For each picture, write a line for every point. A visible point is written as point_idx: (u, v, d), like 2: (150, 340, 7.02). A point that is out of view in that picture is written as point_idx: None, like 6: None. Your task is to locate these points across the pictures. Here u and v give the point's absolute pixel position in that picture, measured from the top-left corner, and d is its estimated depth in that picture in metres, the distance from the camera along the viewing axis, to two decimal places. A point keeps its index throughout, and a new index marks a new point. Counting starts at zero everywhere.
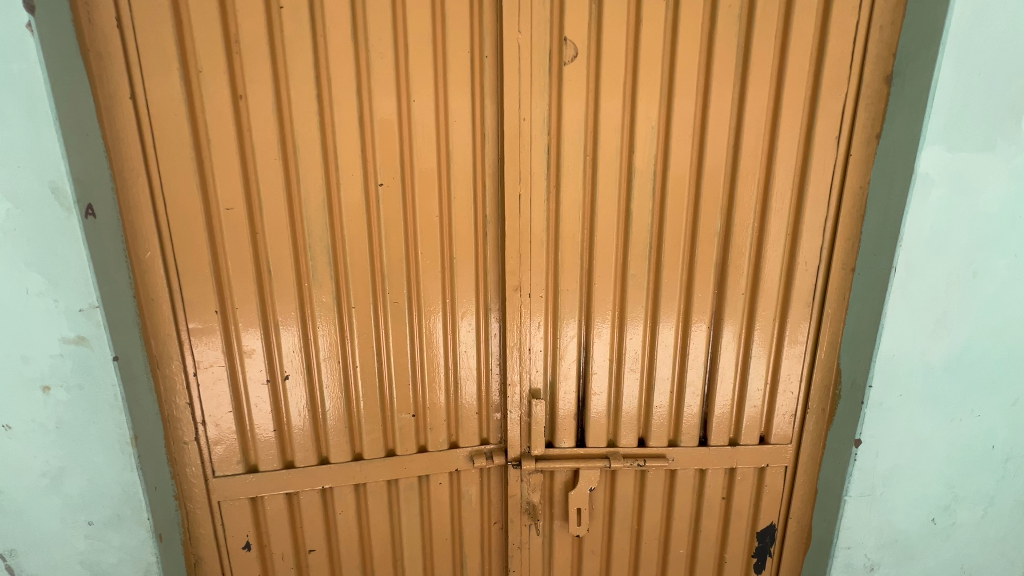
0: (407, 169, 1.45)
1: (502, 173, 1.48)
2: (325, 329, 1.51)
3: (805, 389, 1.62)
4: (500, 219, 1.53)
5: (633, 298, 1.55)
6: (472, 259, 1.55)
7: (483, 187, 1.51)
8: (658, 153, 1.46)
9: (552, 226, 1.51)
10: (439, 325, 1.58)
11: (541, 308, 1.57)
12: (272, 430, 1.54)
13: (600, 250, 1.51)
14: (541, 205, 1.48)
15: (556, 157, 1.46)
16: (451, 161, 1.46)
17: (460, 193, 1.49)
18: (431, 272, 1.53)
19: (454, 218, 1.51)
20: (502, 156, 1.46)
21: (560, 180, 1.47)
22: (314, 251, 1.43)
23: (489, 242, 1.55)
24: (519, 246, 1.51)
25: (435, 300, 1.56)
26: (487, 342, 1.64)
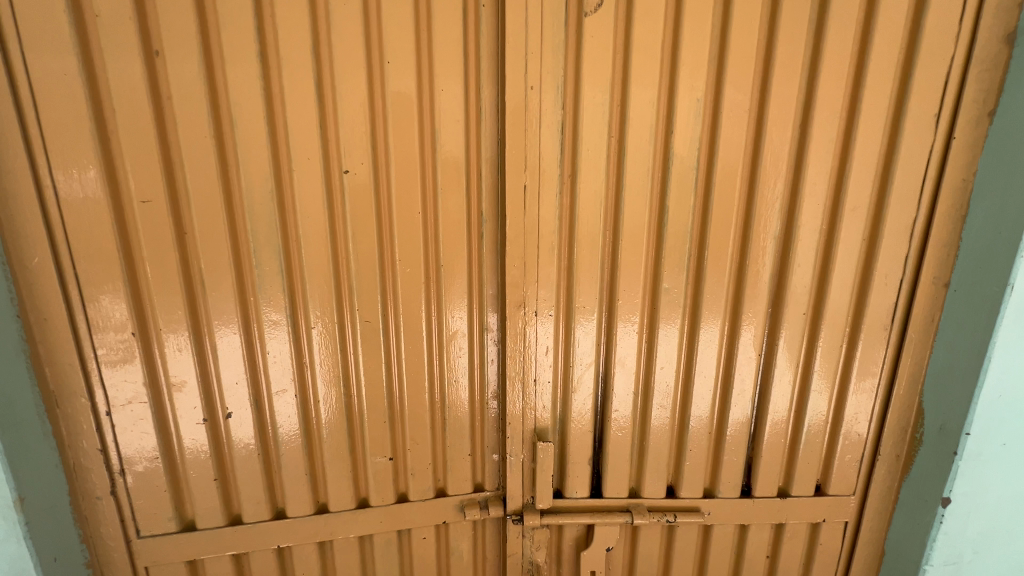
0: (382, 152, 1.13)
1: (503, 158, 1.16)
2: (277, 355, 1.19)
3: (875, 430, 1.31)
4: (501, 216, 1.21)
5: (666, 317, 1.24)
6: (465, 266, 1.23)
7: (479, 175, 1.19)
8: (704, 134, 1.14)
9: (566, 226, 1.19)
10: (423, 348, 1.27)
11: (551, 328, 1.25)
12: (212, 479, 1.23)
13: (628, 256, 1.20)
14: (553, 198, 1.16)
15: (573, 136, 1.14)
16: (438, 142, 1.15)
17: (449, 182, 1.17)
18: (413, 282, 1.22)
19: (442, 215, 1.19)
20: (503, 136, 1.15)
21: (577, 167, 1.15)
22: (261, 255, 1.12)
23: (484, 244, 1.23)
24: (524, 250, 1.19)
25: (418, 317, 1.25)
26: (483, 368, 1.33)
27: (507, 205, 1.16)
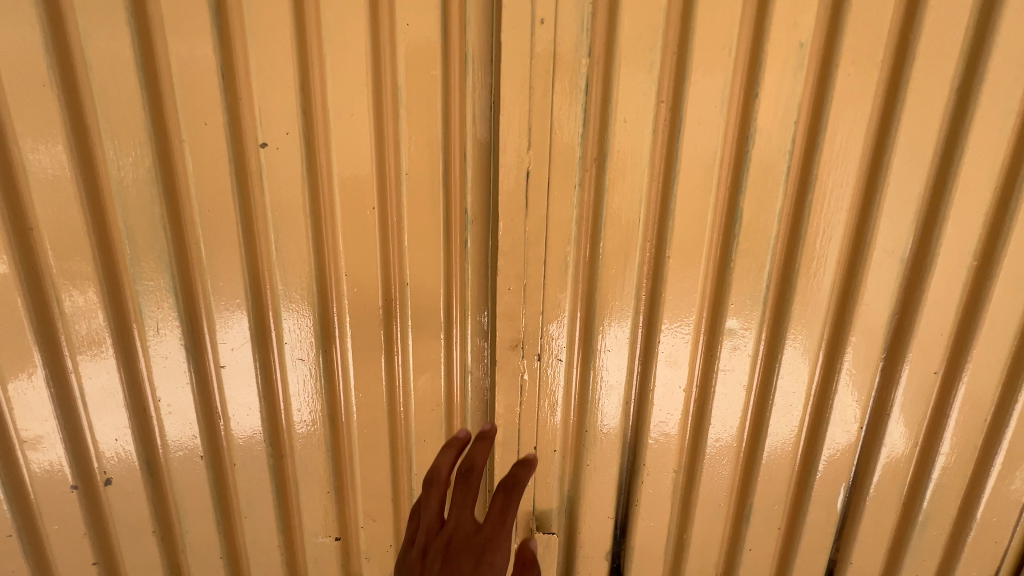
0: (319, 118, 0.77)
1: (498, 132, 0.79)
2: (173, 403, 0.85)
3: (1019, 536, 0.93)
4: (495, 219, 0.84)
5: (727, 368, 0.85)
6: (442, 285, 0.86)
7: (462, 156, 0.81)
8: (807, 102, 0.74)
9: (588, 234, 0.81)
10: (382, 398, 0.90)
11: (560, 377, 0.88)
12: (91, 563, 0.91)
13: (676, 277, 0.81)
14: (569, 192, 0.79)
15: (602, 100, 0.76)
16: (401, 105, 0.78)
17: (417, 165, 0.80)
18: (366, 306, 0.85)
19: (406, 214, 0.82)
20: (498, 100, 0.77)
21: (606, 147, 0.77)
22: (140, 265, 0.78)
23: (468, 258, 0.85)
24: (524, 267, 0.82)
25: (374, 355, 0.88)
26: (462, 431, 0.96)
27: (500, 200, 0.80)
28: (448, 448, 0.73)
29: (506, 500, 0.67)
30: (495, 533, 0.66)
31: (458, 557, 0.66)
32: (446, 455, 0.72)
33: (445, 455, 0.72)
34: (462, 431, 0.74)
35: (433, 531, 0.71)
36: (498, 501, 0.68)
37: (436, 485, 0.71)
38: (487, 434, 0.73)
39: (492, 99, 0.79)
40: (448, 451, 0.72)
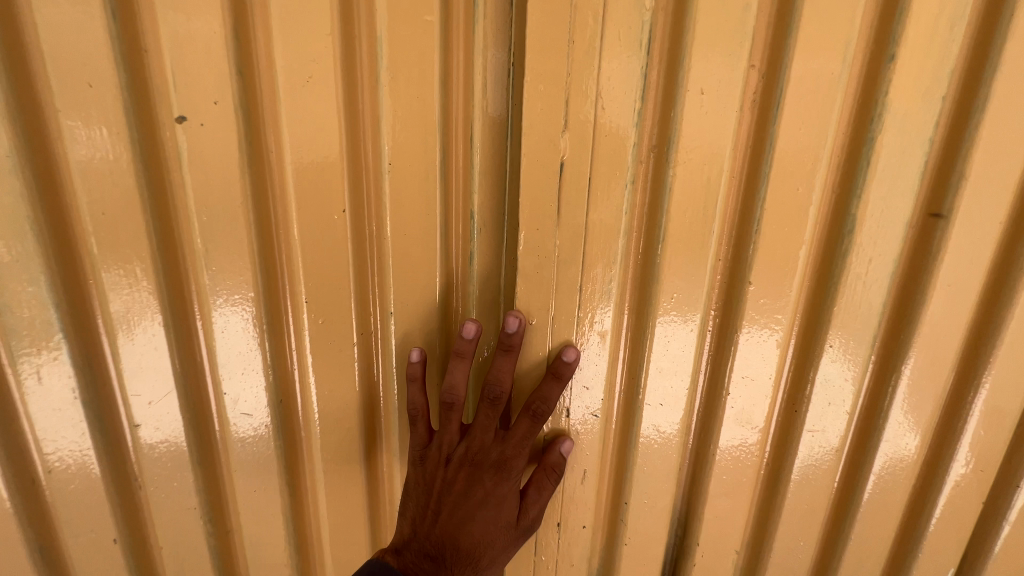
0: (266, 84, 0.55)
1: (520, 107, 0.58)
2: (70, 472, 0.62)
3: None
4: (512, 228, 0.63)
5: (817, 429, 0.64)
6: (436, 310, 0.65)
7: (467, 140, 0.61)
8: (958, 75, 0.52)
9: (638, 248, 0.60)
10: (357, 462, 0.69)
11: (593, 437, 0.67)
12: None
13: (757, 311, 0.60)
14: (617, 193, 0.57)
15: (668, 65, 0.55)
16: (386, 68, 0.56)
17: (403, 154, 0.59)
18: (335, 343, 0.63)
19: (391, 218, 0.61)
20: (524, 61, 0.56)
21: (672, 129, 0.56)
22: (8, 288, 0.55)
23: (476, 277, 0.65)
24: (552, 293, 0.61)
25: (345, 407, 0.66)
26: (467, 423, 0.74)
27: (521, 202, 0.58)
28: (458, 356, 0.63)
29: (532, 429, 0.65)
30: (512, 455, 0.67)
31: (481, 466, 0.68)
32: (463, 362, 0.63)
33: (461, 362, 0.63)
34: (473, 325, 0.62)
35: (456, 439, 0.68)
36: (523, 428, 0.65)
37: (458, 406, 0.66)
38: (513, 348, 0.61)
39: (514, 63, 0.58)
40: (463, 359, 0.63)
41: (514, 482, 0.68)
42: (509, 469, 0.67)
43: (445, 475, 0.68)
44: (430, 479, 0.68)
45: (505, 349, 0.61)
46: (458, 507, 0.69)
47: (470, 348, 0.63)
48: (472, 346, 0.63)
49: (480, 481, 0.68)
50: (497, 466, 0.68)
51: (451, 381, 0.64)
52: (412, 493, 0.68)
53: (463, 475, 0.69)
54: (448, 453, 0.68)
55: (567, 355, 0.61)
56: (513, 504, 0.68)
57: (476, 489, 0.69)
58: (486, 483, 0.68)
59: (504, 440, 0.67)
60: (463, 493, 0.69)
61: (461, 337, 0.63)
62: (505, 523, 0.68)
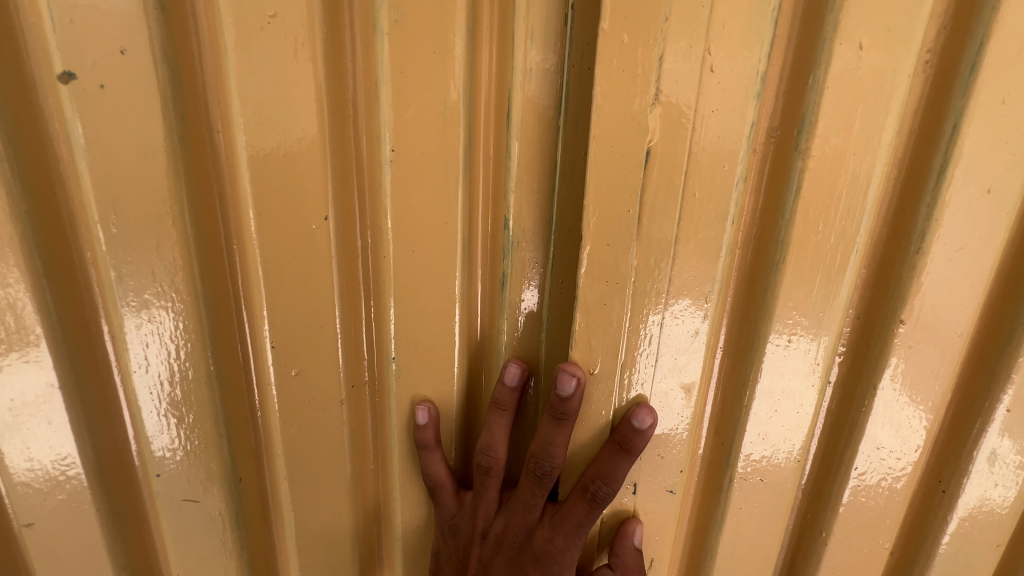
0: (205, 29, 0.36)
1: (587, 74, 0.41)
2: None
3: None
4: (564, 243, 0.45)
5: (971, 520, 0.47)
6: (457, 360, 0.47)
7: (503, 120, 0.44)
8: None
9: (740, 270, 0.44)
10: (348, 559, 0.51)
11: (670, 523, 0.50)
12: None
13: (902, 362, 0.43)
14: (725, 196, 0.41)
15: (806, 12, 0.38)
16: (390, 13, 0.39)
17: (410, 139, 0.41)
18: (316, 402, 0.45)
19: (393, 230, 0.43)
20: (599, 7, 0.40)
21: (807, 103, 0.39)
22: None
23: (513, 307, 0.47)
24: (623, 334, 0.44)
25: (330, 488, 0.48)
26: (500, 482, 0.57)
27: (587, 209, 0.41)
28: (496, 408, 0.47)
29: (589, 515, 0.47)
30: (561, 546, 0.49)
31: (523, 553, 0.51)
32: (503, 418, 0.47)
33: (501, 417, 0.47)
34: (517, 369, 0.46)
35: (493, 510, 0.52)
36: (576, 513, 0.47)
37: (497, 474, 0.49)
38: (567, 415, 0.44)
39: (573, 7, 0.40)
40: (503, 414, 0.47)
41: None
42: (557, 563, 0.49)
43: (482, 552, 0.53)
44: (462, 557, 0.53)
45: (556, 415, 0.44)
46: None
47: (514, 399, 0.47)
48: (516, 397, 0.47)
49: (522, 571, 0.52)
50: (541, 558, 0.50)
51: (487, 441, 0.48)
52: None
53: (502, 557, 0.53)
54: (484, 527, 0.52)
55: (640, 420, 0.44)
56: None
57: None
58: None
59: (552, 524, 0.49)
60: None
61: (500, 385, 0.47)
62: None
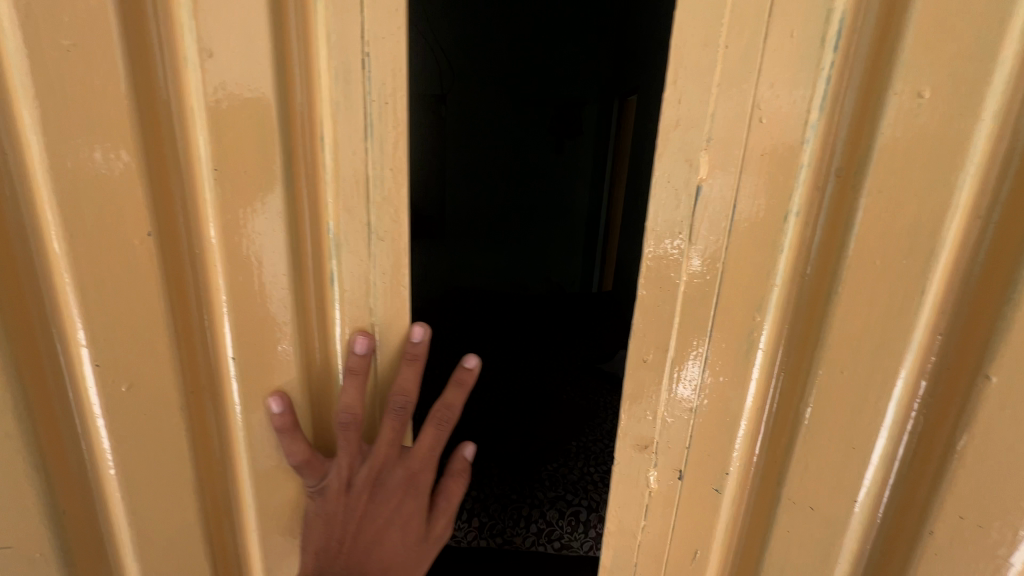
0: (159, 34, 0.70)
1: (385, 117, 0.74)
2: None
3: None
4: (382, 240, 0.79)
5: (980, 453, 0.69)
6: (287, 305, 0.81)
7: (316, 138, 0.76)
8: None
9: (802, 286, 0.75)
10: (187, 467, 0.87)
11: (447, 409, 0.91)
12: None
13: (927, 340, 0.70)
14: (782, 219, 0.73)
15: (862, 84, 0.66)
16: (195, 61, 0.71)
17: (231, 152, 0.74)
18: (141, 339, 0.80)
19: (230, 199, 0.76)
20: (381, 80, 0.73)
21: (867, 157, 0.67)
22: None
23: (336, 265, 0.82)
24: (687, 295, 0.81)
25: (177, 425, 0.85)
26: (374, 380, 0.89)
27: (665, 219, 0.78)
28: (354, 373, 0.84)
29: (434, 437, 0.91)
30: (417, 467, 0.92)
31: (387, 484, 0.92)
32: (356, 379, 0.84)
33: (356, 379, 0.84)
34: (364, 342, 0.83)
35: (361, 461, 0.89)
36: (427, 442, 0.91)
37: (355, 425, 0.85)
38: (416, 356, 0.84)
39: (370, 56, 0.72)
40: (356, 374, 0.84)
41: (420, 494, 0.95)
42: (416, 478, 0.93)
43: (348, 498, 0.91)
44: (341, 504, 0.91)
45: (410, 357, 0.83)
46: (368, 529, 0.94)
47: (364, 361, 0.83)
48: (364, 359, 0.83)
49: (392, 501, 0.94)
50: (406, 477, 0.93)
51: (349, 401, 0.84)
52: (315, 529, 0.91)
53: (368, 497, 0.92)
54: (354, 473, 0.89)
55: (469, 362, 0.87)
56: (421, 514, 0.97)
57: (381, 514, 0.95)
58: (398, 498, 0.94)
59: (407, 455, 0.92)
60: (372, 515, 0.94)
61: (357, 350, 0.83)
62: (412, 532, 0.97)
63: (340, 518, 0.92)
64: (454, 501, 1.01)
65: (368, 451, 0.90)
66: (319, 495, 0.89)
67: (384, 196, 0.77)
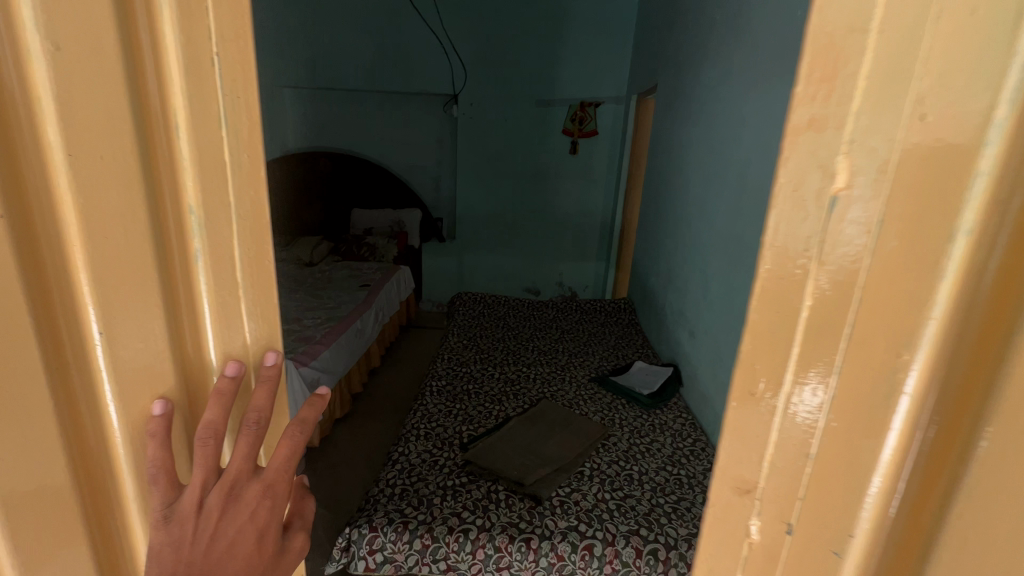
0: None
1: (237, 112, 0.83)
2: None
3: None
4: (229, 239, 0.88)
5: None
6: (163, 316, 0.87)
7: (170, 130, 0.81)
8: None
9: (971, 315, 0.62)
10: (61, 470, 0.86)
11: (304, 429, 0.95)
12: None
13: None
14: (961, 225, 0.60)
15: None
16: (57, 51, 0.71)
17: (84, 140, 0.75)
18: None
19: (82, 164, 0.76)
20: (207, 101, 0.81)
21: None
22: None
23: (199, 275, 0.88)
24: (846, 334, 0.67)
25: (47, 425, 0.83)
26: (259, 322, 0.94)
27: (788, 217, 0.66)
28: (219, 396, 0.89)
29: (291, 447, 0.93)
30: (277, 479, 0.92)
31: (243, 491, 0.90)
32: (264, 383, 0.90)
33: (263, 383, 0.90)
34: (231, 366, 0.91)
35: (214, 477, 0.87)
36: (283, 447, 0.94)
37: (263, 423, 0.89)
38: (270, 369, 0.93)
39: (219, 55, 0.80)
40: (223, 394, 0.89)
41: (270, 515, 0.93)
42: (273, 486, 0.92)
43: (196, 518, 0.86)
44: (186, 517, 0.86)
45: (260, 374, 0.92)
46: (212, 551, 0.88)
47: (234, 382, 0.91)
48: (228, 380, 0.90)
49: (247, 522, 0.90)
50: (262, 484, 0.92)
51: (258, 411, 0.89)
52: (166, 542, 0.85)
53: (221, 519, 0.88)
54: (205, 493, 0.87)
55: (272, 357, 0.95)
56: (272, 533, 0.92)
57: (224, 536, 0.89)
58: (254, 509, 0.91)
59: (263, 471, 0.92)
60: (222, 536, 0.88)
61: (224, 374, 0.90)
62: (263, 552, 0.92)
63: (189, 542, 0.86)
64: (301, 524, 1.01)
65: (222, 471, 0.91)
66: (168, 518, 0.86)
67: (242, 216, 0.88)
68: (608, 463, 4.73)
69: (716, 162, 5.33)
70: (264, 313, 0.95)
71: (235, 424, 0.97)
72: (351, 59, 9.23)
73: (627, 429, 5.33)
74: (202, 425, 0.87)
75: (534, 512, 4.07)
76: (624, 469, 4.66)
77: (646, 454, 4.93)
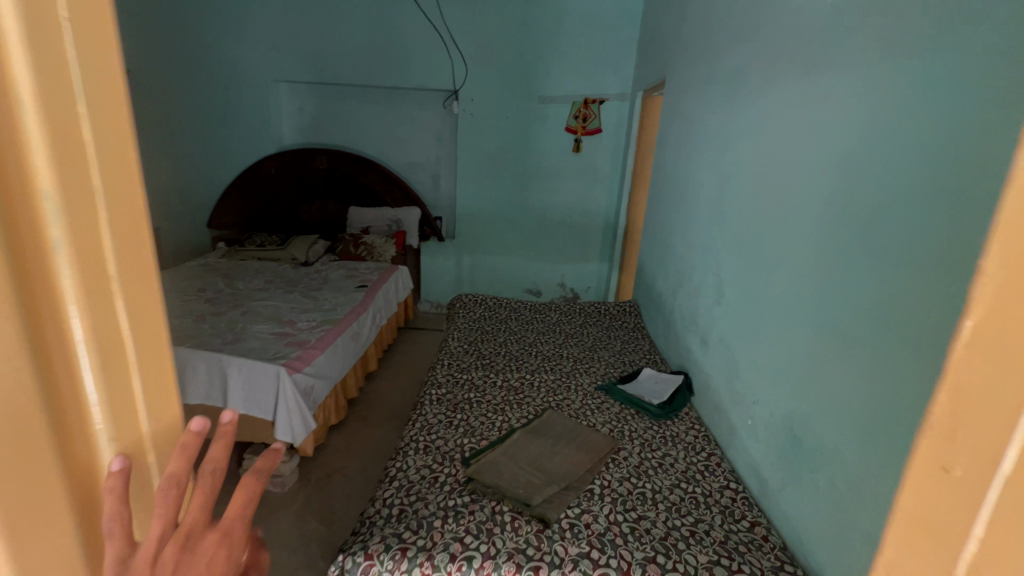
0: None
1: (103, 113, 0.58)
2: None
3: None
4: (128, 310, 0.64)
5: None
6: (94, 397, 0.62)
7: (51, 175, 0.55)
8: None
9: None
10: None
11: (266, 478, 0.80)
12: None
13: None
14: None
15: None
16: None
17: None
18: None
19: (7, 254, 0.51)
20: (107, 112, 0.58)
21: None
22: None
23: (88, 348, 0.61)
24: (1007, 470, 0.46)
25: None
26: (131, 324, 0.64)
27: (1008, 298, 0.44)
28: (185, 451, 0.71)
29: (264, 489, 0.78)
30: (241, 531, 0.74)
31: (209, 547, 0.69)
32: (220, 437, 0.75)
33: (219, 437, 0.75)
34: (199, 419, 0.73)
35: (179, 533, 0.68)
36: (249, 498, 0.77)
37: (222, 473, 0.74)
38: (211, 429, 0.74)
39: (72, 22, 0.53)
40: (185, 444, 0.71)
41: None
42: (236, 544, 0.72)
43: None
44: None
45: (214, 430, 0.74)
46: None
47: (198, 435, 0.73)
48: (197, 432, 0.73)
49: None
50: (232, 537, 0.72)
51: (218, 463, 0.74)
52: None
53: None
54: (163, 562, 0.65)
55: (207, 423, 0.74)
56: None
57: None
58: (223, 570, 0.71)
59: (234, 523, 0.73)
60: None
61: (190, 429, 0.72)
62: None
63: None
64: None
65: (181, 527, 0.69)
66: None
67: (127, 275, 0.63)
68: (618, 482, 3.70)
69: (728, 167, 4.33)
70: (144, 317, 0.66)
71: (190, 477, 0.78)
72: (341, 50, 8.19)
73: (639, 442, 4.20)
74: (161, 480, 0.69)
75: (542, 537, 3.13)
76: (645, 495, 3.57)
77: (658, 469, 3.86)
